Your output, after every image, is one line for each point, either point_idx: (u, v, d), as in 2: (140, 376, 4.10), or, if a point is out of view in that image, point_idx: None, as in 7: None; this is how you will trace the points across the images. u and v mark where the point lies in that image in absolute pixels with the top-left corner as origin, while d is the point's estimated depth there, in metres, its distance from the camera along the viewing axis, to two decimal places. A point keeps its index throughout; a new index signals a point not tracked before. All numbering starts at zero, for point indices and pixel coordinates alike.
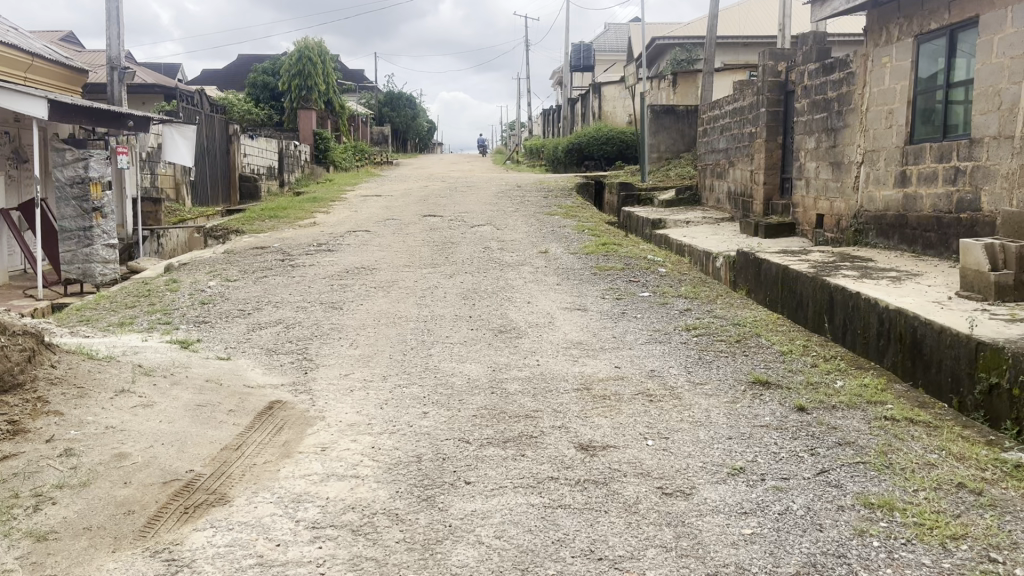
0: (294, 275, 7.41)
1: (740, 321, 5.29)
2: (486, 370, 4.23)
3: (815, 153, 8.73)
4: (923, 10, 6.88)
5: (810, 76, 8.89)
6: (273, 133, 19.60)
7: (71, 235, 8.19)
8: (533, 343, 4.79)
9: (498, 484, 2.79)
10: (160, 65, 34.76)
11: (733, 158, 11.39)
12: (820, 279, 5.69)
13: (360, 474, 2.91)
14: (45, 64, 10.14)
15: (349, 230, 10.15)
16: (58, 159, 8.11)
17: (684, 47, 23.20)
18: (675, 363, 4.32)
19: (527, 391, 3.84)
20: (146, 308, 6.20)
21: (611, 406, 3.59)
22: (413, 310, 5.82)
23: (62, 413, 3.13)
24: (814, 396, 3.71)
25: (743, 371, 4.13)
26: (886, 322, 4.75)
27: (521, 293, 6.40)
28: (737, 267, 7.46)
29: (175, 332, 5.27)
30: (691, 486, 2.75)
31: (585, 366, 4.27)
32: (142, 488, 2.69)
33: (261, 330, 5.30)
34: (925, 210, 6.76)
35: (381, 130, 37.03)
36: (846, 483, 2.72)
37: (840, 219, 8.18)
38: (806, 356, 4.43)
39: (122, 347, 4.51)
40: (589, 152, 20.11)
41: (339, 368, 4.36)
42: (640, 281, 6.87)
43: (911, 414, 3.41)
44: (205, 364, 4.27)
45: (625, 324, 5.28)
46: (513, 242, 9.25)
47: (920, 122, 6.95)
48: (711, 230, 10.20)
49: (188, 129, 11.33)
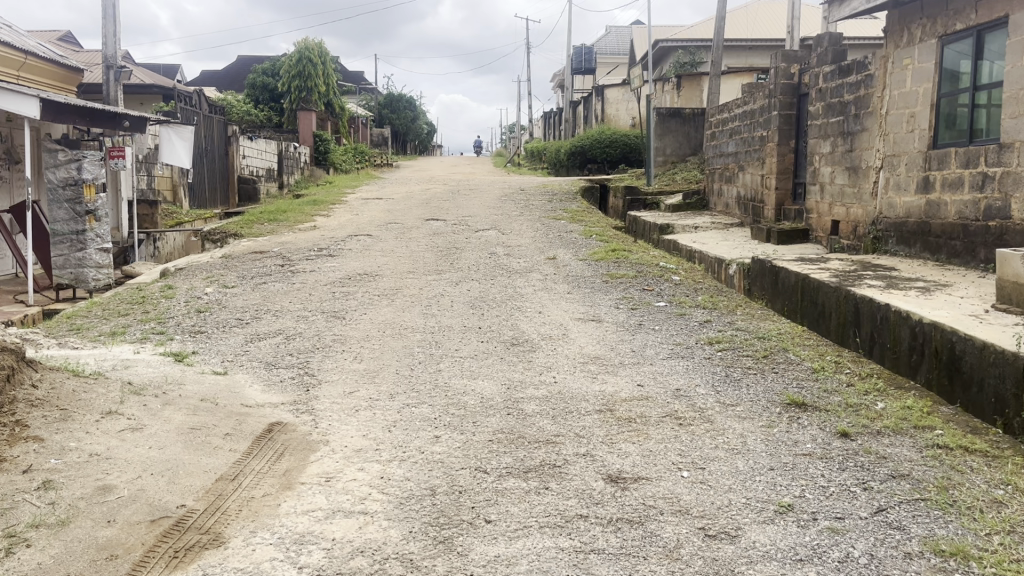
0: (294, 282, 7.15)
1: (766, 335, 5.02)
2: (500, 388, 3.96)
3: (831, 157, 8.48)
4: (948, 10, 6.63)
5: (826, 79, 8.62)
6: (272, 133, 19.32)
7: (63, 239, 7.90)
8: (548, 358, 4.52)
9: (522, 523, 2.52)
10: (158, 67, 34.56)
11: (743, 162, 11.12)
12: (845, 290, 5.42)
13: (369, 510, 2.64)
14: (39, 62, 9.87)
15: (350, 235, 9.89)
16: (50, 160, 7.84)
17: (688, 51, 22.94)
18: (701, 381, 4.04)
19: (546, 412, 3.57)
20: (140, 316, 5.93)
21: (638, 430, 3.32)
22: (419, 320, 5.54)
23: (43, 439, 2.86)
24: (856, 419, 3.44)
25: (775, 391, 3.86)
26: (919, 337, 4.49)
27: (531, 303, 6.14)
28: (752, 274, 7.20)
29: (168, 344, 5.00)
30: (736, 527, 2.48)
31: (606, 384, 3.99)
32: (128, 527, 2.42)
33: (260, 342, 5.02)
34: (950, 217, 6.50)
35: (381, 132, 36.75)
36: (910, 526, 2.46)
37: (858, 224, 7.93)
38: (840, 374, 4.17)
39: (112, 361, 4.24)
40: (592, 155, 19.83)
41: (343, 385, 4.08)
42: (655, 290, 6.60)
43: (964, 441, 3.14)
44: (200, 381, 3.99)
45: (644, 337, 5.01)
46: (519, 247, 8.99)
47: (944, 127, 6.70)
48: (721, 235, 9.94)
49: (186, 130, 11.07)
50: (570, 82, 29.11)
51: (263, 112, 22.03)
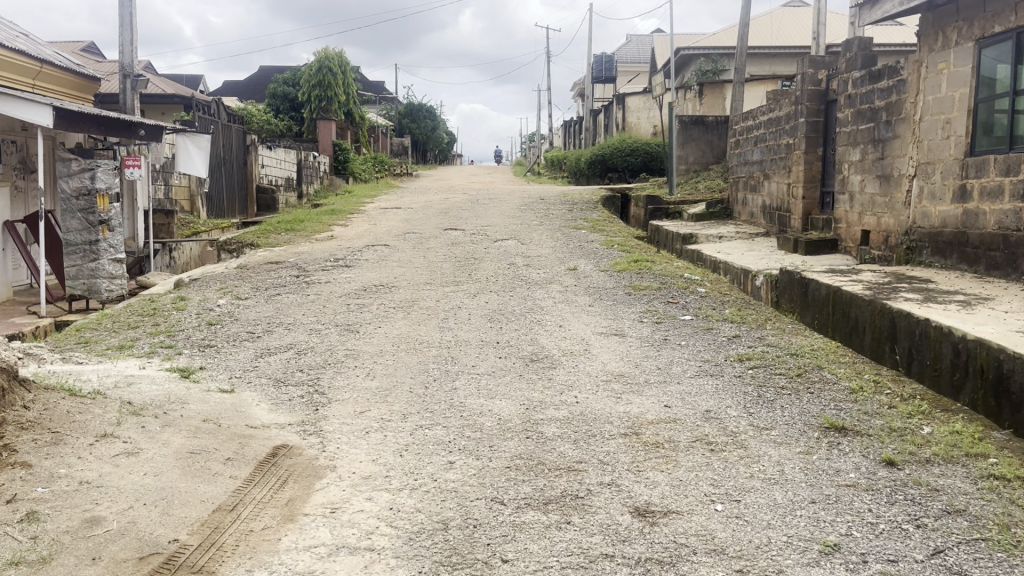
0: (309, 293, 6.98)
1: (798, 351, 4.78)
2: (519, 409, 3.75)
3: (860, 165, 8.21)
4: (986, 12, 6.37)
5: (855, 84, 8.35)
6: (292, 143, 19.25)
7: (76, 249, 7.79)
8: (569, 376, 4.30)
9: (542, 564, 2.31)
10: (180, 78, 34.81)
11: (768, 170, 10.85)
12: (880, 303, 5.17)
13: (376, 546, 2.43)
14: (55, 71, 9.82)
15: (367, 244, 9.73)
16: (64, 169, 7.74)
17: (710, 58, 22.65)
18: (732, 402, 3.80)
19: (567, 435, 3.36)
20: (149, 329, 5.77)
21: (666, 457, 3.10)
22: (435, 334, 5.34)
23: (31, 464, 2.68)
24: (901, 446, 3.20)
25: (811, 414, 3.63)
26: (962, 353, 4.24)
27: (551, 316, 5.92)
28: (780, 286, 6.94)
29: (177, 359, 4.84)
30: (778, 570, 2.25)
31: (631, 405, 3.77)
32: (114, 566, 2.24)
33: (271, 357, 4.84)
34: (989, 226, 6.22)
35: (401, 141, 36.68)
36: (972, 571, 2.23)
37: (889, 235, 7.65)
38: (880, 395, 3.91)
39: (115, 379, 4.08)
40: (613, 164, 19.59)
41: (354, 404, 3.88)
42: (680, 302, 6.37)
43: (1022, 472, 2.89)
44: (205, 400, 3.81)
45: (669, 353, 4.78)
46: (539, 257, 8.78)
47: (981, 133, 6.41)
48: (746, 246, 9.67)
49: (203, 140, 11.01)
50: (590, 90, 28.93)
51: (282, 122, 22.00)
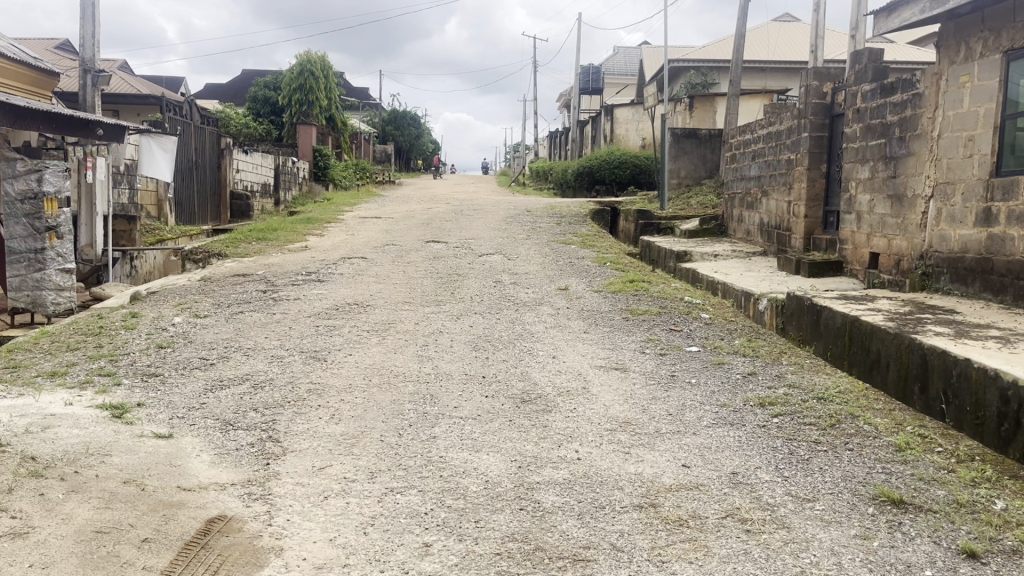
0: (275, 312, 6.35)
1: (826, 395, 4.19)
2: (511, 466, 3.14)
3: (869, 184, 7.68)
4: (1016, 21, 5.84)
5: (865, 98, 7.80)
6: (270, 148, 18.63)
7: (20, 257, 7.11)
8: (567, 423, 3.69)
9: None
10: (161, 81, 34.19)
11: (767, 187, 10.31)
12: (907, 338, 4.59)
13: None
14: (5, 62, 9.15)
15: (343, 257, 9.11)
16: (8, 170, 7.05)
17: (699, 71, 22.26)
18: (761, 462, 3.22)
19: (571, 508, 2.75)
20: (90, 352, 5.10)
21: (695, 542, 2.51)
22: (412, 365, 4.73)
23: None
24: (979, 529, 2.62)
25: (860, 481, 3.04)
26: (1013, 400, 3.67)
27: (543, 344, 5.32)
28: (788, 311, 6.37)
29: (112, 391, 4.18)
30: None
31: (643, 465, 3.16)
32: None
33: (222, 391, 4.20)
34: (1018, 252, 5.68)
35: (384, 148, 36.04)
36: None
37: (902, 258, 7.12)
38: (932, 455, 3.35)
39: (30, 420, 3.43)
40: (600, 176, 19.09)
41: (313, 457, 3.24)
42: (683, 331, 5.79)
43: None
44: (133, 449, 3.17)
45: (680, 394, 4.19)
46: (527, 275, 8.18)
47: (1009, 152, 5.86)
48: (744, 265, 9.12)
49: (170, 141, 10.36)
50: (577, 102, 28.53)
51: (263, 126, 21.38)
